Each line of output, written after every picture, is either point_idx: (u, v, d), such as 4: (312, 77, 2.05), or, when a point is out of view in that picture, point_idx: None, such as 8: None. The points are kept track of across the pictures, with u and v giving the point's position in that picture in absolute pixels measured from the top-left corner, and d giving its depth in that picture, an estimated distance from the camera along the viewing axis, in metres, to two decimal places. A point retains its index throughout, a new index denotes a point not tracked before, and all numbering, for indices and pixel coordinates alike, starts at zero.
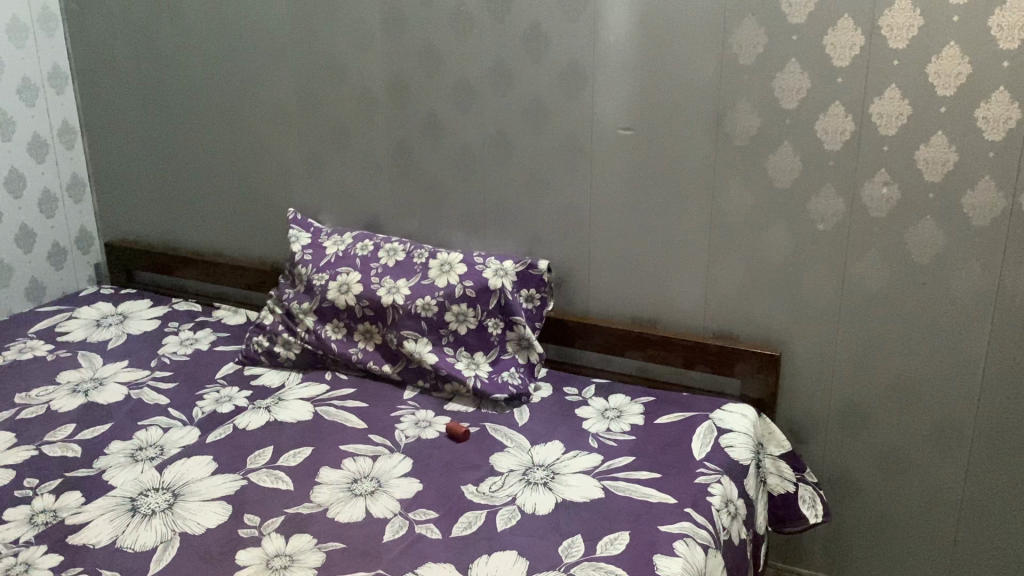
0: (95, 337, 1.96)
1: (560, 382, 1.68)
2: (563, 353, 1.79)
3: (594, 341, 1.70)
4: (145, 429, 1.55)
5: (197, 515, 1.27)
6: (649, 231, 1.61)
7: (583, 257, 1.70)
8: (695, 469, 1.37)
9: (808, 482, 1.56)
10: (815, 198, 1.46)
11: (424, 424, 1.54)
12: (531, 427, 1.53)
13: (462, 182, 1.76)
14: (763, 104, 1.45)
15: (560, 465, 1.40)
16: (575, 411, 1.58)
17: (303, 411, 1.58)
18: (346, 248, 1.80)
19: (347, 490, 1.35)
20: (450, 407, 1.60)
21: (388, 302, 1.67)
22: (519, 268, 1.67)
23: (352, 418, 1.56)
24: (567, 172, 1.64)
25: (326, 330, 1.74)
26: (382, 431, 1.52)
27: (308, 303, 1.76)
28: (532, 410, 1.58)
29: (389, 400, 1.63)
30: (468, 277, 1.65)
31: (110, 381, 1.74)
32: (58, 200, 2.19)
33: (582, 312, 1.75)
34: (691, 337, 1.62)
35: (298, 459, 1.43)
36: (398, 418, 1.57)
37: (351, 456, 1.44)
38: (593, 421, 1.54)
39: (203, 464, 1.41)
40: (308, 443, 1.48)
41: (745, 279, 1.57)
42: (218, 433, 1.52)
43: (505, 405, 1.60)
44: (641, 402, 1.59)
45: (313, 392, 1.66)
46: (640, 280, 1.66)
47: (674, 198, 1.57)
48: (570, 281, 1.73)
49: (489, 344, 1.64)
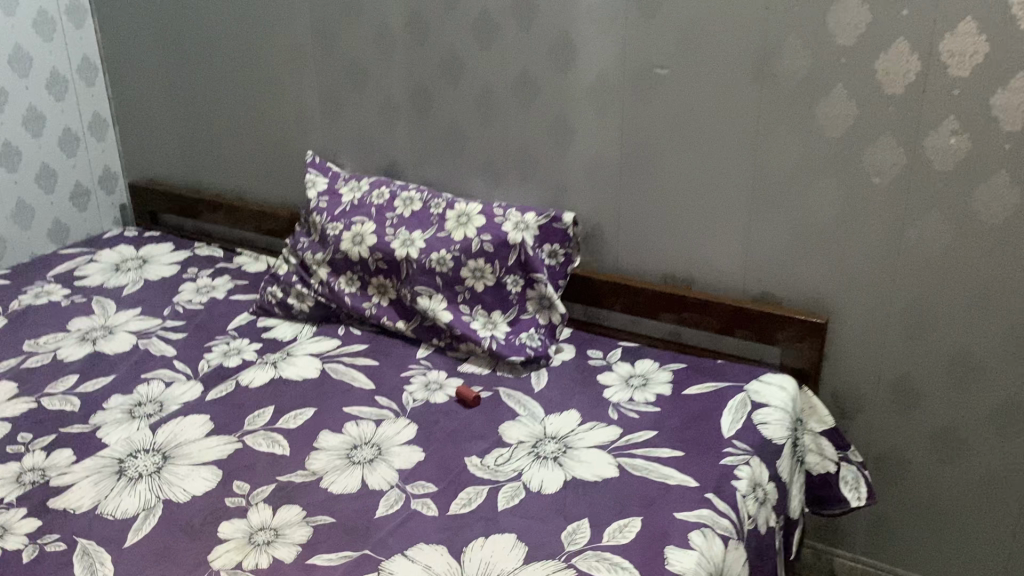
0: (113, 282, 1.92)
1: (583, 345, 1.57)
2: (590, 313, 1.67)
3: (623, 302, 1.58)
4: (147, 384, 1.49)
5: (185, 481, 1.21)
6: (683, 184, 1.47)
7: (613, 209, 1.56)
8: (721, 448, 1.25)
9: (852, 462, 1.41)
10: (870, 149, 1.30)
11: (434, 386, 1.44)
12: (547, 394, 1.42)
13: (484, 126, 1.63)
14: (815, 41, 1.28)
15: (574, 438, 1.30)
16: (596, 377, 1.47)
17: (309, 367, 1.50)
18: (362, 195, 1.69)
19: (344, 457, 1.26)
20: (462, 369, 1.50)
21: (402, 256, 1.57)
22: (542, 221, 1.54)
23: (360, 378, 1.47)
24: (595, 117, 1.50)
25: (339, 283, 1.64)
26: (389, 393, 1.43)
27: (321, 254, 1.66)
28: (551, 375, 1.48)
29: (401, 359, 1.53)
30: (485, 230, 1.54)
31: (121, 330, 1.69)
32: (79, 139, 2.13)
33: (611, 269, 1.62)
34: (728, 300, 1.49)
35: (298, 420, 1.35)
36: (408, 379, 1.47)
37: (354, 419, 1.35)
38: (617, 390, 1.42)
39: (199, 423, 1.34)
40: (311, 403, 1.40)
41: (787, 239, 1.42)
42: (220, 389, 1.45)
43: (520, 368, 1.50)
44: (670, 370, 1.47)
45: (323, 347, 1.57)
46: (673, 236, 1.52)
47: (712, 145, 1.41)
48: (598, 235, 1.60)
49: (508, 303, 1.53)
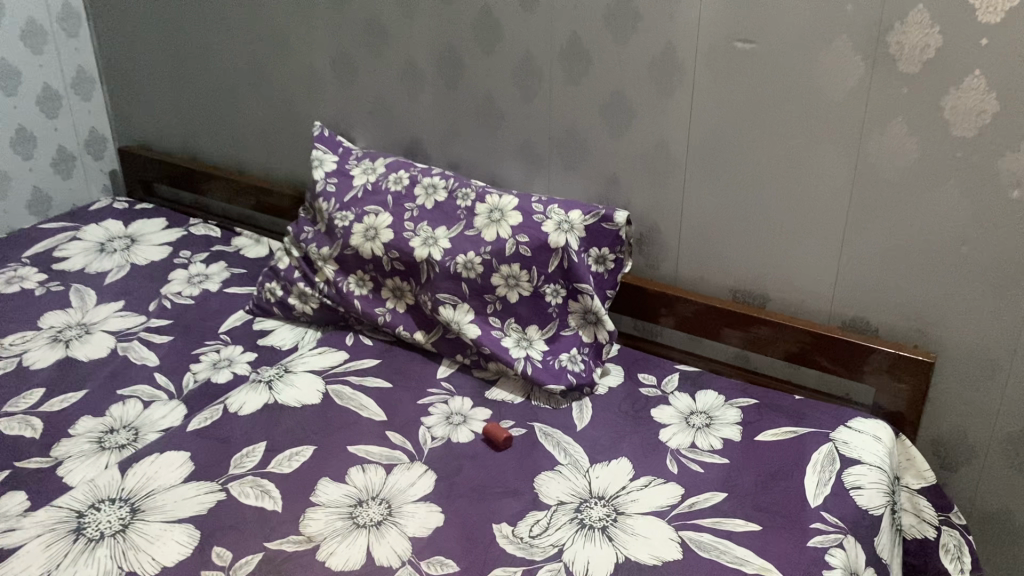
0: (96, 266, 1.69)
1: (633, 368, 1.33)
2: (641, 327, 1.43)
3: (682, 320, 1.34)
4: (122, 403, 1.28)
5: (153, 546, 1.00)
6: (763, 184, 1.21)
7: (674, 209, 1.31)
8: (807, 523, 1.02)
9: (955, 526, 1.18)
10: (1010, 156, 1.03)
11: (457, 420, 1.22)
12: (591, 434, 1.19)
13: (523, 103, 1.37)
14: (951, 16, 1.00)
15: (625, 500, 1.07)
16: (651, 413, 1.23)
17: (310, 390, 1.27)
18: (377, 179, 1.44)
19: (347, 517, 1.05)
20: (490, 396, 1.27)
21: (422, 257, 1.32)
22: (590, 221, 1.28)
23: (369, 406, 1.25)
24: (659, 98, 1.23)
25: (349, 284, 1.40)
26: (403, 428, 1.20)
27: (328, 248, 1.42)
28: (596, 408, 1.24)
29: (418, 379, 1.31)
30: (521, 230, 1.29)
31: (98, 330, 1.47)
32: (62, 98, 1.88)
33: (668, 277, 1.37)
34: (812, 325, 1.24)
35: (294, 464, 1.13)
36: (426, 408, 1.25)
37: (360, 465, 1.14)
38: (675, 433, 1.19)
39: (178, 463, 1.13)
40: (310, 441, 1.18)
41: (891, 257, 1.16)
42: (204, 416, 1.22)
43: (559, 398, 1.26)
44: (738, 406, 1.23)
45: (328, 361, 1.35)
46: (746, 245, 1.27)
47: (803, 140, 1.15)
48: (655, 237, 1.35)
49: (547, 318, 1.29)
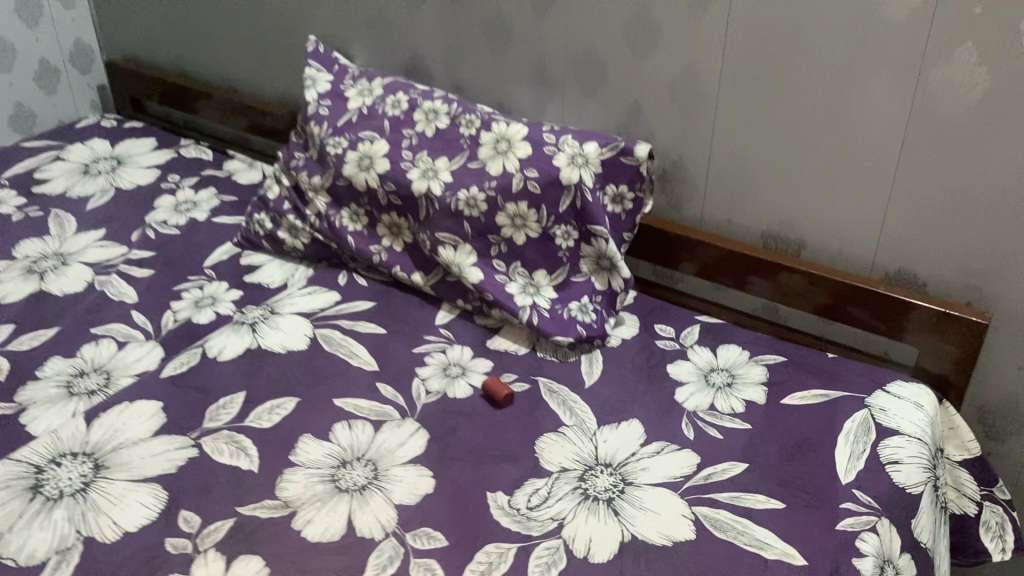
0: (78, 190, 1.58)
1: (650, 317, 1.22)
2: (660, 273, 1.31)
3: (704, 264, 1.21)
4: (95, 343, 1.18)
5: (116, 508, 0.91)
6: (803, 118, 1.07)
7: (701, 144, 1.17)
8: (836, 503, 0.92)
9: (999, 502, 1.07)
10: None
11: (454, 372, 1.11)
12: (600, 392, 1.08)
13: (536, 18, 1.22)
14: None
15: (635, 469, 0.97)
16: (667, 369, 1.12)
17: (297, 334, 1.17)
18: (373, 102, 1.30)
19: (328, 480, 0.96)
20: (492, 346, 1.17)
21: (420, 192, 1.20)
22: (607, 154, 1.15)
23: (359, 354, 1.14)
24: (689, 15, 1.08)
25: (342, 218, 1.29)
26: (394, 380, 1.10)
27: (320, 179, 1.30)
28: (607, 362, 1.13)
29: (415, 325, 1.20)
30: (529, 163, 1.16)
31: (75, 261, 1.37)
32: (42, 5, 1.74)
33: (693, 218, 1.25)
34: (850, 278, 1.11)
35: (275, 418, 1.04)
36: (422, 357, 1.14)
37: (346, 421, 1.04)
38: (692, 394, 1.08)
39: (149, 414, 1.04)
40: (293, 392, 1.08)
41: (946, 205, 1.02)
42: (179, 362, 1.13)
43: (567, 351, 1.16)
44: (764, 364, 1.12)
45: (318, 302, 1.24)
46: (781, 186, 1.14)
47: (852, 68, 1.00)
48: (679, 173, 1.22)
49: (556, 262, 1.18)
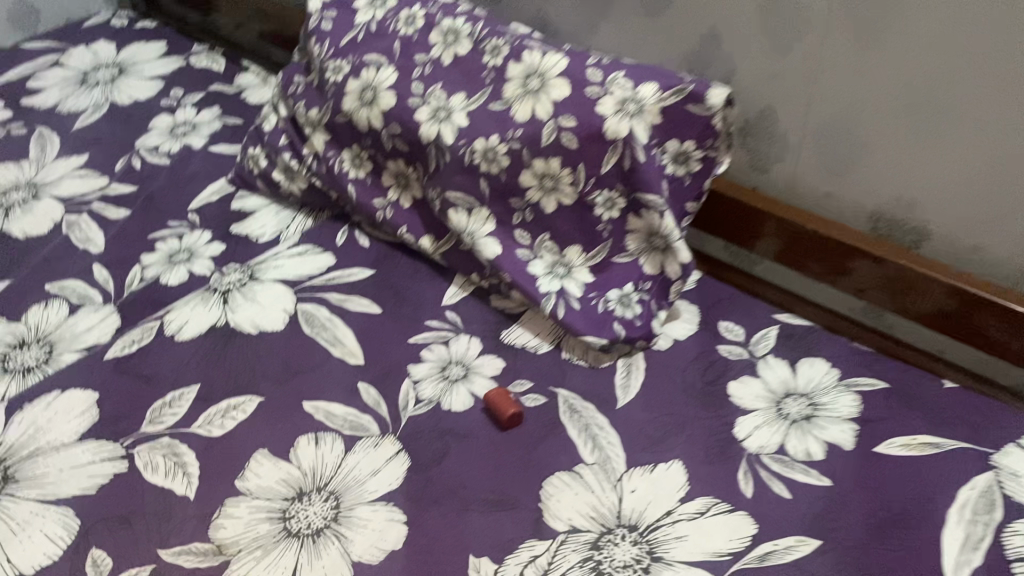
0: (69, 103, 1.38)
1: (713, 311, 0.96)
2: (734, 253, 1.04)
3: (792, 239, 0.94)
4: (44, 305, 1.00)
5: (15, 542, 0.75)
6: (932, 74, 0.76)
7: (797, 100, 0.88)
8: None
9: None
10: None
11: (454, 375, 0.89)
12: (636, 418, 0.84)
13: None
14: None
15: (667, 537, 0.74)
16: (727, 390, 0.87)
17: (273, 309, 0.96)
18: (383, 16, 1.02)
19: (276, 519, 0.76)
20: (506, 340, 0.93)
21: (429, 138, 0.95)
22: (670, 100, 0.86)
23: (344, 342, 0.92)
24: None
25: (341, 162, 1.05)
26: (380, 380, 0.89)
27: (318, 111, 1.06)
28: (650, 373, 0.89)
29: (418, 304, 0.98)
30: (565, 108, 0.88)
31: (46, 195, 1.18)
32: None
33: (781, 184, 0.96)
34: (982, 286, 0.83)
35: (228, 425, 0.85)
36: (419, 350, 0.92)
37: (313, 433, 0.84)
38: (756, 429, 0.83)
39: (79, 410, 0.86)
40: (256, 389, 0.88)
41: None
42: (124, 343, 0.94)
43: (601, 354, 0.92)
44: (857, 392, 0.85)
45: (307, 265, 1.02)
46: (896, 156, 0.84)
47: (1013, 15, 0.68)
48: (767, 127, 0.93)
49: (595, 239, 0.92)
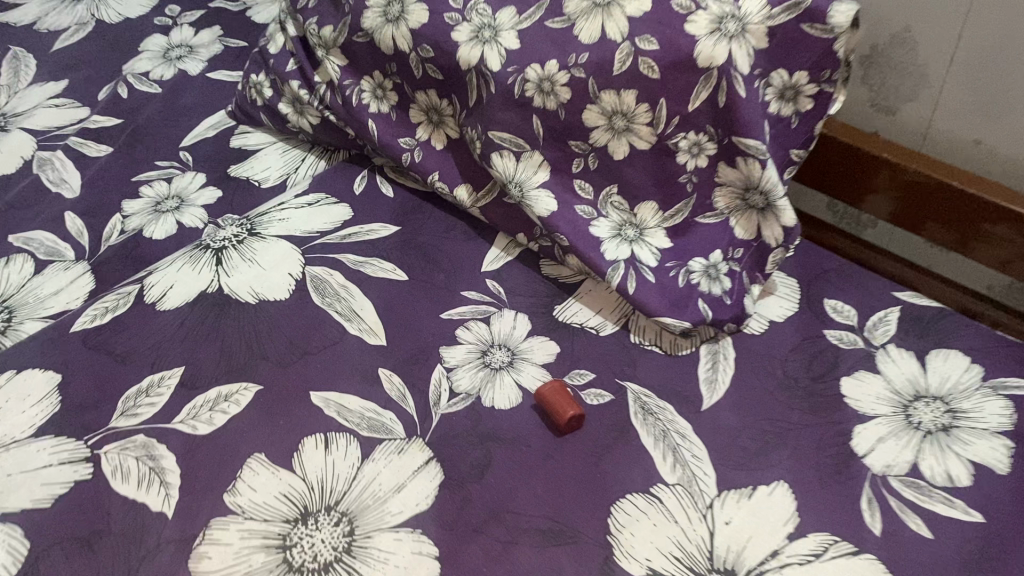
0: (49, 18, 1.19)
1: (817, 286, 0.78)
2: (843, 214, 0.87)
3: (912, 194, 0.75)
4: (5, 261, 0.84)
5: None
6: None
7: (948, 29, 0.67)
8: None
9: None
10: None
11: (497, 362, 0.72)
12: (726, 424, 0.67)
13: None
14: None
15: None
16: (840, 388, 0.70)
17: (276, 274, 0.78)
18: None
19: (274, 550, 0.60)
20: (560, 317, 0.76)
21: (469, 64, 0.76)
22: (778, 18, 0.65)
23: (362, 317, 0.75)
24: None
25: (360, 92, 0.87)
26: (406, 367, 0.72)
27: (331, 30, 0.86)
28: (740, 364, 0.72)
29: (453, 269, 0.80)
30: (645, 25, 0.68)
31: (16, 128, 1.01)
32: None
33: (909, 127, 0.77)
34: None
35: (217, 420, 0.68)
36: (455, 329, 0.75)
37: (322, 434, 0.67)
38: (880, 443, 0.65)
39: (36, 397, 0.70)
40: (252, 374, 0.71)
41: None
42: (92, 314, 0.76)
43: (679, 339, 0.74)
44: (1009, 397, 0.67)
45: (317, 219, 0.84)
46: None
47: None
48: (900, 54, 0.72)
49: (676, 193, 0.74)
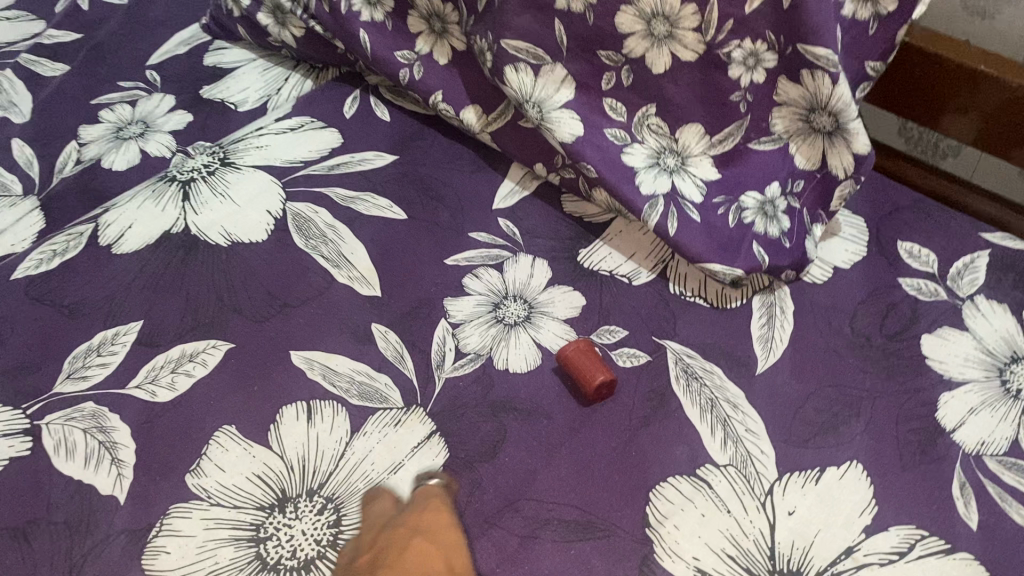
0: None
1: (888, 226, 0.66)
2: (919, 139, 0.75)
3: (1015, 114, 0.61)
4: None
5: None
6: None
7: None
8: None
9: None
10: None
11: (512, 317, 0.61)
12: (784, 393, 0.57)
13: None
14: None
15: None
16: (922, 349, 0.58)
17: (251, 211, 0.67)
18: None
19: (245, 543, 0.50)
20: (585, 265, 0.65)
21: None
22: None
23: (352, 263, 0.64)
24: None
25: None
26: (405, 322, 0.61)
27: None
28: (800, 319, 0.61)
29: (459, 206, 0.68)
30: None
31: None
32: None
33: (1008, 31, 0.64)
34: None
35: (180, 386, 0.57)
36: (462, 277, 0.64)
37: (304, 403, 0.56)
38: (973, 415, 0.55)
39: None
40: (223, 330, 0.60)
41: None
42: (36, 259, 0.64)
43: (727, 290, 0.63)
44: None
45: (300, 146, 0.72)
46: None
47: None
48: None
49: (726, 114, 0.61)
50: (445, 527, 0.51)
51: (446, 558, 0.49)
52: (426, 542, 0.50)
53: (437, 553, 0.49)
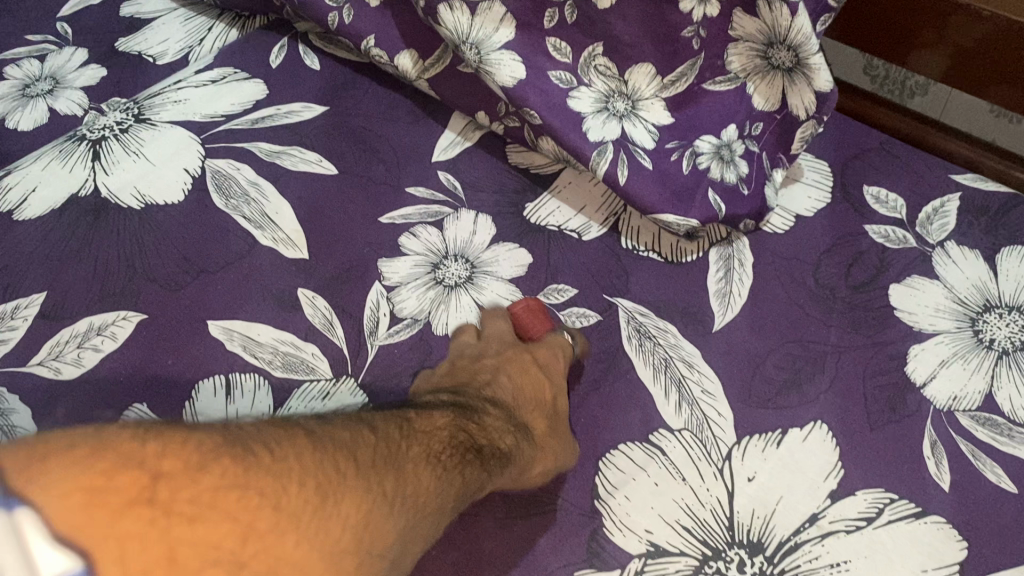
0: None
1: (855, 166, 0.61)
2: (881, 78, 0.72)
3: (988, 44, 0.57)
4: None
5: None
6: None
7: None
8: None
9: None
10: None
11: (451, 280, 0.57)
12: (741, 351, 0.53)
13: None
14: None
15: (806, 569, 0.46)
16: (892, 300, 0.55)
17: (167, 170, 0.60)
18: None
19: None
20: (532, 220, 0.60)
21: None
22: None
23: (277, 224, 0.59)
24: None
25: None
26: (334, 288, 0.57)
27: None
28: (761, 270, 0.57)
29: (395, 158, 0.63)
30: None
31: None
32: None
33: None
34: None
35: (86, 363, 0.52)
36: (399, 236, 0.59)
37: (225, 375, 0.52)
38: (944, 368, 0.51)
39: None
40: (135, 300, 0.55)
41: None
42: None
43: (682, 243, 0.59)
44: None
45: (222, 97, 0.65)
46: None
47: None
48: None
49: (679, 53, 0.56)
50: (557, 367, 0.53)
51: (550, 389, 0.52)
52: (535, 368, 0.53)
53: (542, 378, 0.52)
